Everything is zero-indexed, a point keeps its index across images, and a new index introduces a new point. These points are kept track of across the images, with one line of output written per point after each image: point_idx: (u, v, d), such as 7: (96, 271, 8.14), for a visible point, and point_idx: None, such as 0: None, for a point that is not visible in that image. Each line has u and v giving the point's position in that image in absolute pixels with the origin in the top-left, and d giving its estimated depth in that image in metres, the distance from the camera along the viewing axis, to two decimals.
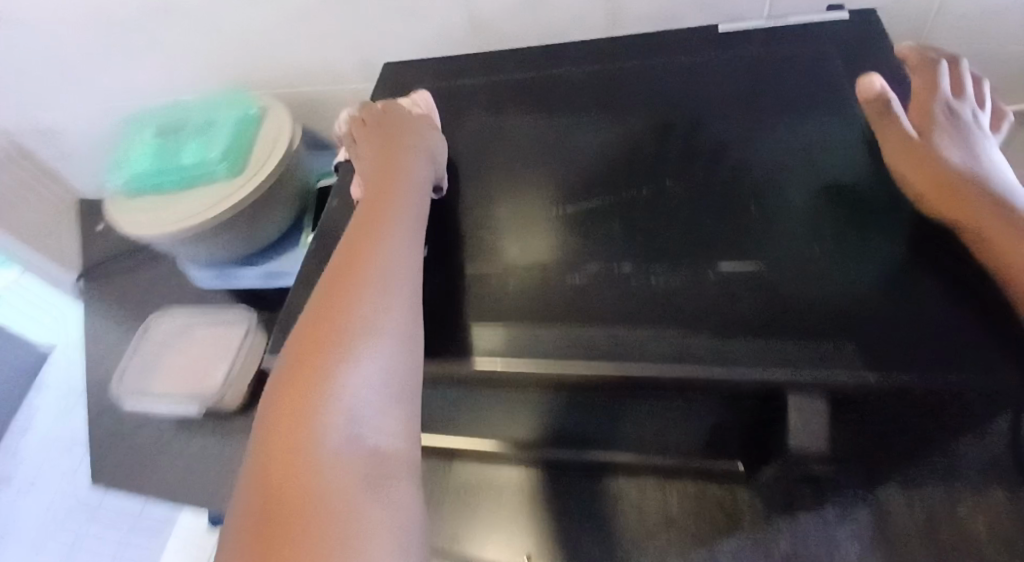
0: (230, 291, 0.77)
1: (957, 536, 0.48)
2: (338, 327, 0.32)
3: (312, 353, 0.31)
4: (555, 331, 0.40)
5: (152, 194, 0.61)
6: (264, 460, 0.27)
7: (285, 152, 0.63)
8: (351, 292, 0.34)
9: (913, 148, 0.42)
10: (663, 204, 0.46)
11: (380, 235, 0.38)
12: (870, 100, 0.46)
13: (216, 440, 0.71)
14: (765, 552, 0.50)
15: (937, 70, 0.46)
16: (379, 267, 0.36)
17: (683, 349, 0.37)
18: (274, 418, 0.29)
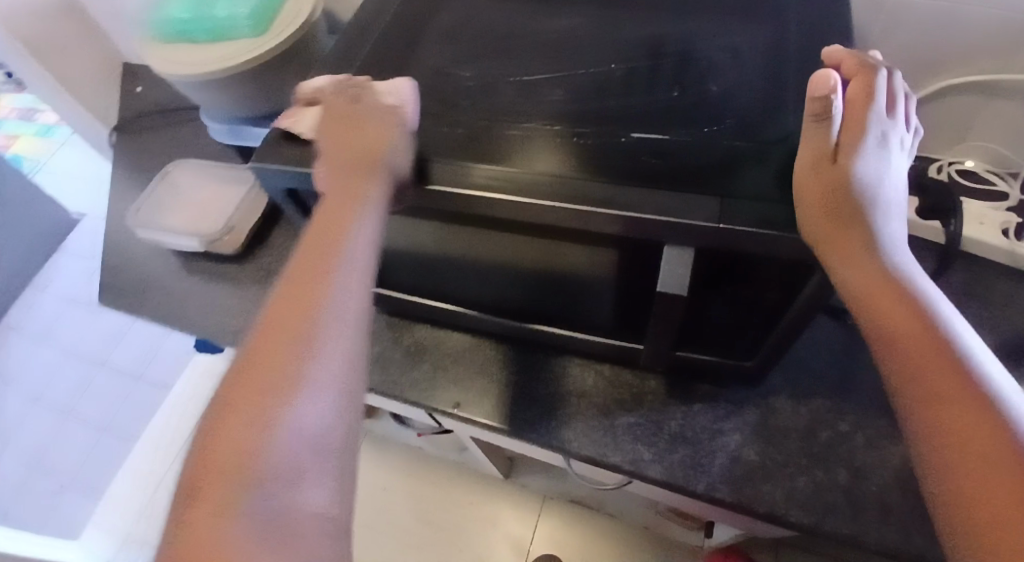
0: (239, 148, 0.83)
1: (831, 445, 0.54)
2: (271, 387, 0.33)
3: (237, 411, 0.32)
4: (491, 173, 0.42)
5: (187, 44, 0.70)
6: (185, 522, 0.29)
7: (305, 21, 0.70)
8: (285, 349, 0.35)
9: (821, 170, 0.37)
10: (598, 82, 0.45)
11: (326, 274, 0.38)
12: (819, 98, 0.38)
13: (204, 278, 0.77)
14: (657, 426, 0.57)
15: (877, 80, 0.40)
16: (316, 311, 0.36)
17: (580, 190, 0.40)
18: (196, 485, 0.30)
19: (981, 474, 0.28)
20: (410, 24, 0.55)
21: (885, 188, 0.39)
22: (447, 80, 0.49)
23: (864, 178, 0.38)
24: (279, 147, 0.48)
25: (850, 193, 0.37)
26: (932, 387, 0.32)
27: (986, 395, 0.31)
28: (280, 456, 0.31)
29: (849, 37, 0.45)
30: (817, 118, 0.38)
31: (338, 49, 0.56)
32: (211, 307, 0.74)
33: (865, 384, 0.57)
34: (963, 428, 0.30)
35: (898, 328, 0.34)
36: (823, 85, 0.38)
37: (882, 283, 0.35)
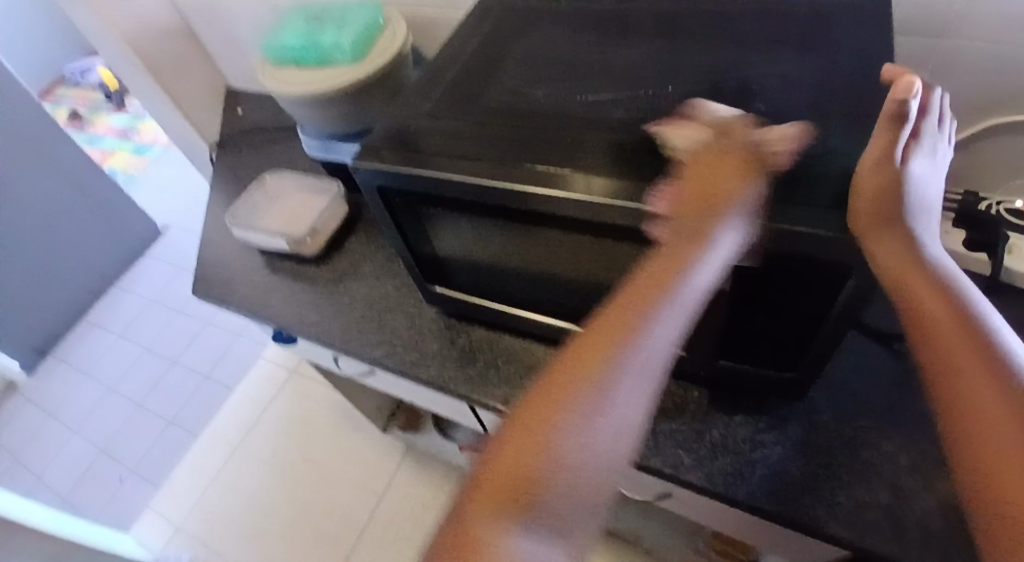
0: (325, 164, 0.91)
1: (875, 464, 0.55)
2: (560, 418, 0.36)
3: (529, 431, 0.36)
4: (556, 175, 0.47)
5: (294, 67, 0.79)
6: (463, 518, 0.34)
7: (395, 53, 0.79)
8: (578, 384, 0.37)
9: (883, 166, 0.40)
10: (660, 100, 0.50)
11: (643, 324, 0.39)
12: (899, 100, 0.40)
13: (286, 275, 0.85)
14: (699, 435, 0.59)
15: (935, 97, 0.43)
16: (616, 359, 0.38)
17: (635, 192, 0.44)
18: (482, 484, 0.35)
19: (999, 444, 0.32)
20: (490, 53, 0.63)
21: (927, 194, 0.42)
22: (523, 98, 0.55)
23: (914, 181, 0.41)
24: (374, 149, 0.55)
25: (897, 193, 0.40)
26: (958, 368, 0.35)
27: (1010, 375, 0.34)
28: (562, 487, 0.34)
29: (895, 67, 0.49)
30: (890, 118, 0.41)
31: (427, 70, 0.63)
32: (289, 301, 0.81)
33: (912, 408, 0.57)
34: (981, 403, 0.33)
35: (931, 320, 0.38)
36: (904, 87, 0.40)
37: (918, 280, 0.39)
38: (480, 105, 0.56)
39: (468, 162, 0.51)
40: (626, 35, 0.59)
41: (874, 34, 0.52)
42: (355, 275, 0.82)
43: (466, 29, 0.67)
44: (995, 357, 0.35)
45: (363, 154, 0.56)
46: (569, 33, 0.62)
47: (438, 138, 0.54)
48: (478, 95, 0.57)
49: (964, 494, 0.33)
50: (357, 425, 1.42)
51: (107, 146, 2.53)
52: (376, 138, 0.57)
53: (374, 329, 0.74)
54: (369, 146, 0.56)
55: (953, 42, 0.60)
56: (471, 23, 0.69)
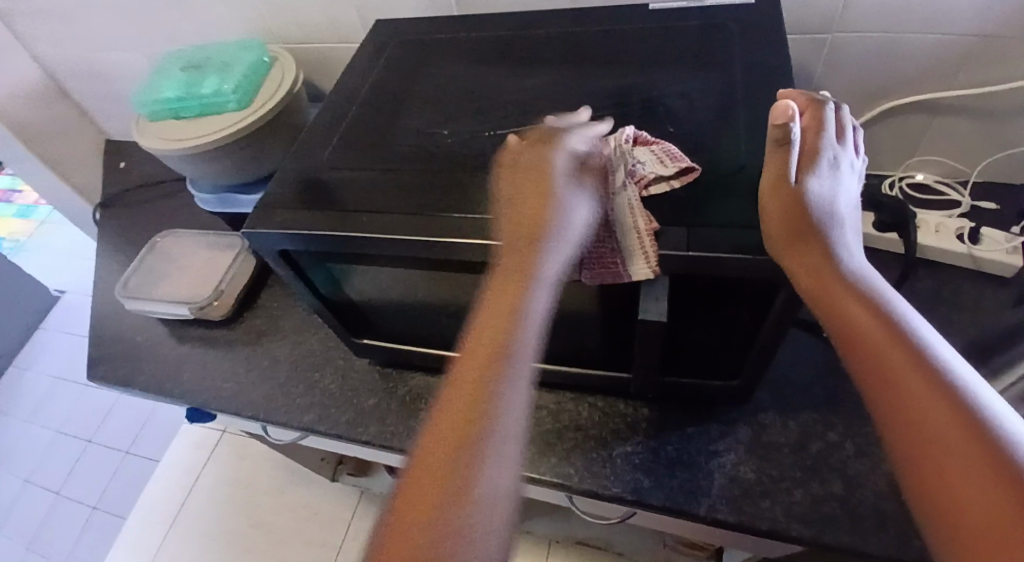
0: (227, 217, 0.85)
1: (822, 453, 0.56)
2: (450, 458, 0.33)
3: (426, 484, 0.32)
4: (473, 220, 0.45)
5: (175, 119, 0.73)
6: None
7: (286, 92, 0.74)
8: (465, 417, 0.35)
9: (782, 189, 0.40)
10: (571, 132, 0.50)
11: (511, 335, 0.38)
12: (780, 126, 0.40)
13: (196, 343, 0.78)
14: (653, 454, 0.58)
15: (826, 113, 0.43)
16: (495, 376, 0.37)
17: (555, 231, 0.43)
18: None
19: (964, 469, 0.29)
20: (391, 94, 0.60)
21: (838, 206, 0.41)
22: (431, 140, 0.53)
23: (817, 198, 0.40)
24: (273, 211, 0.51)
25: (801, 212, 0.39)
26: (905, 384, 0.32)
27: (952, 388, 0.31)
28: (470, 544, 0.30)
29: (791, 77, 0.50)
30: (777, 143, 0.41)
31: (324, 117, 0.60)
32: (205, 373, 0.74)
33: (849, 394, 0.59)
34: (932, 428, 0.31)
35: (862, 335, 0.35)
36: (781, 114, 0.41)
37: (839, 293, 0.37)
38: (386, 152, 0.54)
39: (377, 218, 0.48)
40: (529, 68, 0.58)
41: (766, 45, 0.53)
42: (274, 333, 0.76)
43: (363, 69, 0.65)
44: (939, 373, 0.32)
45: (260, 217, 0.51)
46: (472, 68, 0.60)
47: (342, 192, 0.51)
48: (386, 140, 0.55)
49: (930, 532, 0.30)
50: (305, 478, 1.35)
51: None
52: (276, 196, 0.52)
53: (303, 392, 0.69)
54: (266, 205, 0.52)
55: (838, 37, 0.62)
56: (367, 61, 0.66)
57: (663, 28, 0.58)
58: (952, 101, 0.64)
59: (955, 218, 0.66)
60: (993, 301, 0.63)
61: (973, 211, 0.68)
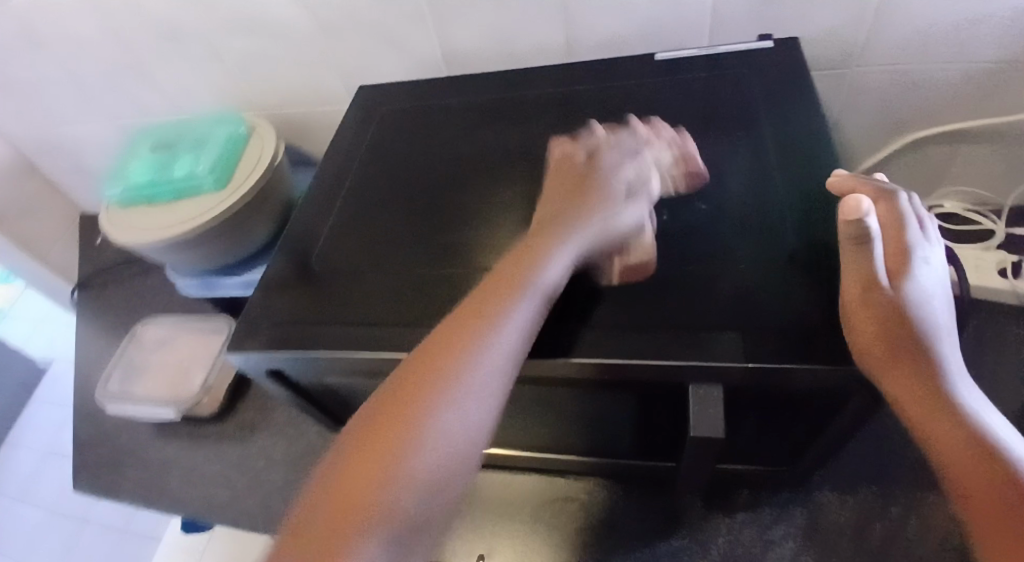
0: (213, 301, 0.80)
1: (888, 534, 0.51)
2: (438, 373, 0.35)
3: (391, 417, 0.33)
4: None
5: (147, 205, 0.68)
6: (353, 454, 0.32)
7: (267, 166, 0.68)
8: (474, 325, 0.36)
9: (873, 294, 0.35)
10: None
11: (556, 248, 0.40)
12: (853, 223, 0.36)
13: (185, 443, 0.71)
14: (702, 549, 0.52)
15: (903, 207, 0.38)
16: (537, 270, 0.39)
17: (598, 342, 0.38)
18: (342, 479, 0.31)
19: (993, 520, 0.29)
20: (383, 175, 0.55)
21: (939, 313, 0.36)
22: (432, 230, 0.49)
23: (916, 304, 0.35)
24: (258, 327, 0.46)
25: (902, 316, 0.34)
26: (974, 496, 0.30)
27: (990, 452, 0.31)
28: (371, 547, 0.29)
29: (824, 140, 0.46)
30: (853, 241, 0.37)
31: (313, 206, 0.55)
32: (193, 478, 0.68)
33: (906, 462, 0.54)
34: (969, 483, 0.30)
35: (910, 404, 0.33)
36: (852, 209, 0.36)
37: (907, 367, 0.33)
38: (386, 247, 0.49)
39: (380, 332, 0.43)
40: (529, 136, 0.54)
41: (788, 103, 0.49)
42: (271, 426, 0.70)
43: (351, 145, 0.60)
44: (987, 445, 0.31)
45: (245, 334, 0.46)
46: (466, 138, 0.55)
47: (336, 300, 0.46)
48: (386, 231, 0.50)
49: None
50: None
51: None
52: (267, 304, 0.47)
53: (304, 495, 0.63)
54: (255, 316, 0.47)
55: (860, 72, 0.58)
56: (351, 135, 0.61)
57: (669, 85, 0.54)
58: (987, 130, 0.59)
59: (995, 249, 0.60)
60: None
61: (1014, 241, 0.63)
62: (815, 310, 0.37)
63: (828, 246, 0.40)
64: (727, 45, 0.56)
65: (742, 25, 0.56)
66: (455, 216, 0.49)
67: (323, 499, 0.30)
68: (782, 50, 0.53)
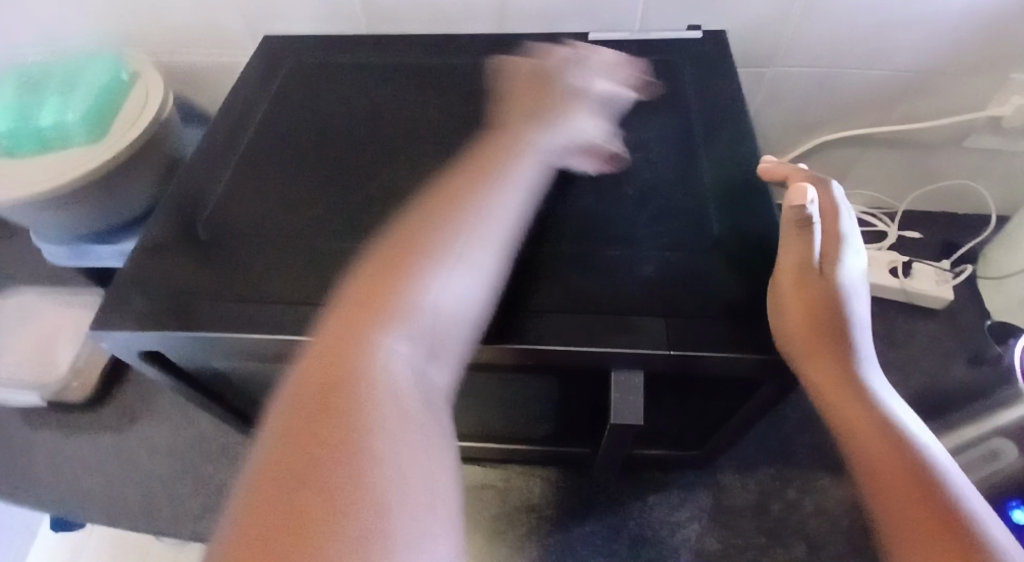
0: (82, 270, 0.71)
1: (784, 513, 0.53)
2: (381, 309, 0.32)
3: (333, 362, 0.29)
4: None
5: (5, 156, 0.58)
6: (306, 383, 0.29)
7: (152, 118, 0.61)
8: (399, 262, 0.34)
9: (806, 281, 0.36)
10: None
11: (482, 198, 0.39)
12: (796, 207, 0.36)
13: (45, 432, 0.62)
14: (613, 532, 0.53)
15: (837, 193, 0.39)
16: (460, 214, 0.38)
17: (524, 326, 0.37)
18: (304, 408, 0.27)
19: (919, 506, 0.31)
20: (291, 141, 0.50)
21: (862, 306, 0.37)
22: (339, 200, 0.45)
23: (849, 293, 0.37)
24: (130, 300, 0.40)
25: (829, 307, 0.36)
26: (896, 482, 0.32)
27: (908, 443, 0.34)
28: (357, 459, 0.25)
29: (747, 133, 0.47)
30: (798, 226, 0.36)
31: (207, 169, 0.49)
32: (57, 471, 0.60)
33: (802, 445, 0.57)
34: (891, 472, 0.33)
35: (833, 398, 0.36)
36: (800, 195, 0.36)
37: (834, 362, 0.36)
38: (294, 216, 0.44)
39: (281, 308, 0.39)
40: (453, 109, 0.51)
41: (713, 94, 0.50)
42: (153, 411, 0.63)
43: (256, 102, 0.54)
44: (906, 440, 0.34)
45: (113, 308, 0.40)
46: (386, 106, 0.52)
47: (231, 273, 0.41)
48: (292, 199, 0.45)
49: None
50: None
51: None
52: (145, 276, 0.41)
53: (191, 489, 0.57)
54: (128, 289, 0.41)
55: (782, 71, 0.59)
56: (252, 93, 0.55)
57: (600, 68, 0.53)
58: (885, 135, 0.63)
59: (886, 250, 0.65)
60: (931, 333, 0.63)
61: (901, 241, 0.68)
62: (733, 299, 0.37)
63: (747, 237, 0.40)
64: (658, 32, 0.56)
65: (672, 13, 0.56)
66: (367, 188, 0.46)
67: (280, 444, 0.25)
68: (709, 41, 0.54)
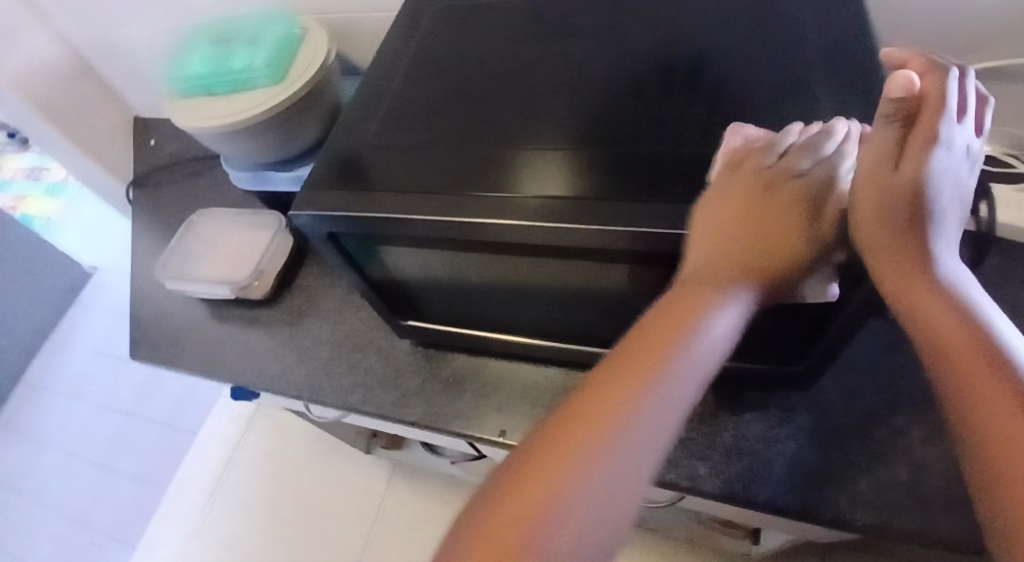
0: (264, 196, 0.85)
1: (888, 440, 0.54)
2: (609, 426, 0.31)
3: (574, 431, 0.31)
4: (551, 201, 0.44)
5: (208, 96, 0.71)
6: (542, 447, 0.31)
7: (319, 67, 0.71)
8: (631, 384, 0.33)
9: (880, 178, 0.37)
10: (642, 102, 0.49)
11: (681, 344, 0.35)
12: (893, 100, 0.35)
13: (234, 321, 0.77)
14: (709, 440, 0.56)
15: (949, 83, 0.36)
16: (672, 361, 0.34)
17: (634, 213, 0.42)
18: (519, 480, 0.30)
19: (983, 388, 0.31)
20: (435, 75, 0.58)
21: (944, 197, 0.37)
22: (457, 119, 0.53)
23: (929, 184, 0.36)
24: (317, 194, 0.51)
25: (906, 201, 0.36)
26: (956, 354, 0.33)
27: (976, 323, 0.34)
28: None
29: (867, 53, 0.47)
30: (886, 119, 0.36)
31: (369, 100, 0.58)
32: (245, 351, 0.74)
33: (915, 381, 0.56)
34: (955, 350, 0.33)
35: (891, 284, 0.37)
36: (899, 86, 0.35)
37: (901, 250, 0.36)
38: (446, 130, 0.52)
39: (415, 198, 0.48)
40: (577, 43, 0.55)
41: (833, 21, 0.50)
42: (313, 311, 0.75)
43: (405, 43, 0.62)
44: (978, 323, 0.34)
45: (308, 199, 0.51)
46: (515, 42, 0.58)
47: (394, 172, 0.51)
48: (443, 119, 0.53)
49: (972, 477, 0.30)
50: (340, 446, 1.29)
51: (13, 188, 2.26)
52: (331, 176, 0.52)
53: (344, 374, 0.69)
54: (318, 188, 0.52)
55: None
56: (399, 37, 0.63)
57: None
58: None
59: None
60: None
61: None
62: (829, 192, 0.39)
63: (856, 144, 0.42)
64: None
65: None
66: (486, 109, 0.53)
67: (477, 525, 0.28)
68: None
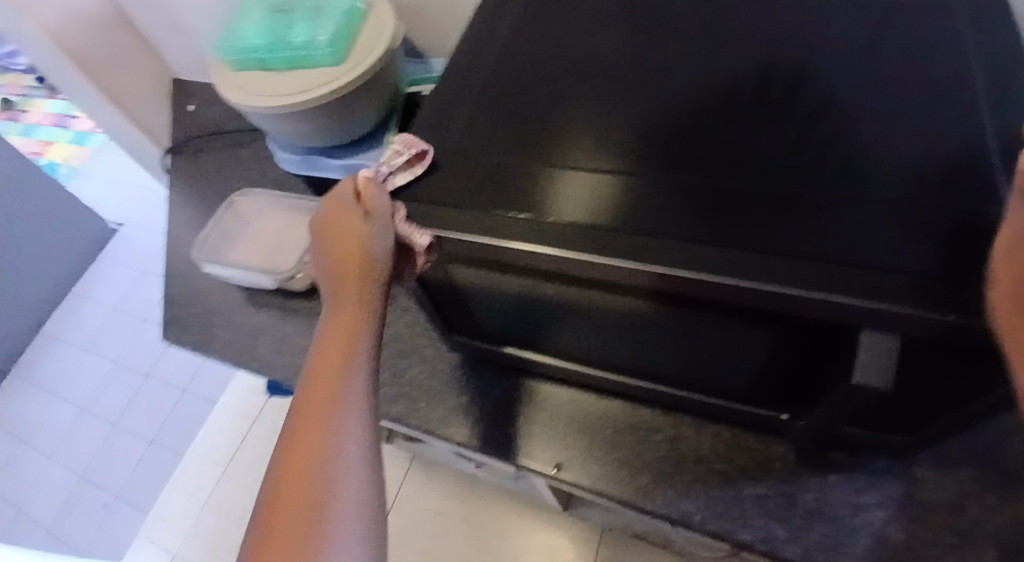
0: (313, 181, 0.81)
1: (986, 519, 0.49)
2: (314, 462, 0.38)
3: (282, 513, 0.37)
4: (663, 241, 0.38)
5: (261, 69, 0.66)
6: (275, 492, 0.38)
7: (385, 47, 0.65)
8: (318, 427, 0.39)
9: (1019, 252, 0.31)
10: (769, 125, 0.42)
11: (338, 385, 0.41)
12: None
13: (270, 312, 0.73)
14: (786, 499, 0.51)
15: None
16: (337, 402, 0.40)
17: (768, 267, 0.35)
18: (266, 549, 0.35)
19: None
20: (517, 72, 0.51)
21: None
22: (523, 122, 0.47)
23: None
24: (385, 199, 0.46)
25: None
26: None
27: None
28: None
29: None
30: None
31: (445, 94, 0.52)
32: (281, 345, 0.69)
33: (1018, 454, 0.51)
34: None
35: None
36: None
37: None
38: (532, 139, 0.46)
39: (480, 216, 0.43)
40: (680, 45, 0.49)
41: (987, 49, 0.44)
42: None
43: (483, 30, 0.56)
44: None
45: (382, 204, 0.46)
46: (608, 39, 0.51)
47: (474, 185, 0.45)
48: (528, 123, 0.47)
49: None
50: None
51: (38, 133, 2.23)
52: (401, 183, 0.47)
53: (388, 381, 0.66)
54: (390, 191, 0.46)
55: None
56: (476, 22, 0.57)
57: (855, 10, 0.47)
58: None
59: None
60: None
61: None
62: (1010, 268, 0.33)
63: None
64: None
65: None
66: (575, 115, 0.47)
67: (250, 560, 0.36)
68: None
